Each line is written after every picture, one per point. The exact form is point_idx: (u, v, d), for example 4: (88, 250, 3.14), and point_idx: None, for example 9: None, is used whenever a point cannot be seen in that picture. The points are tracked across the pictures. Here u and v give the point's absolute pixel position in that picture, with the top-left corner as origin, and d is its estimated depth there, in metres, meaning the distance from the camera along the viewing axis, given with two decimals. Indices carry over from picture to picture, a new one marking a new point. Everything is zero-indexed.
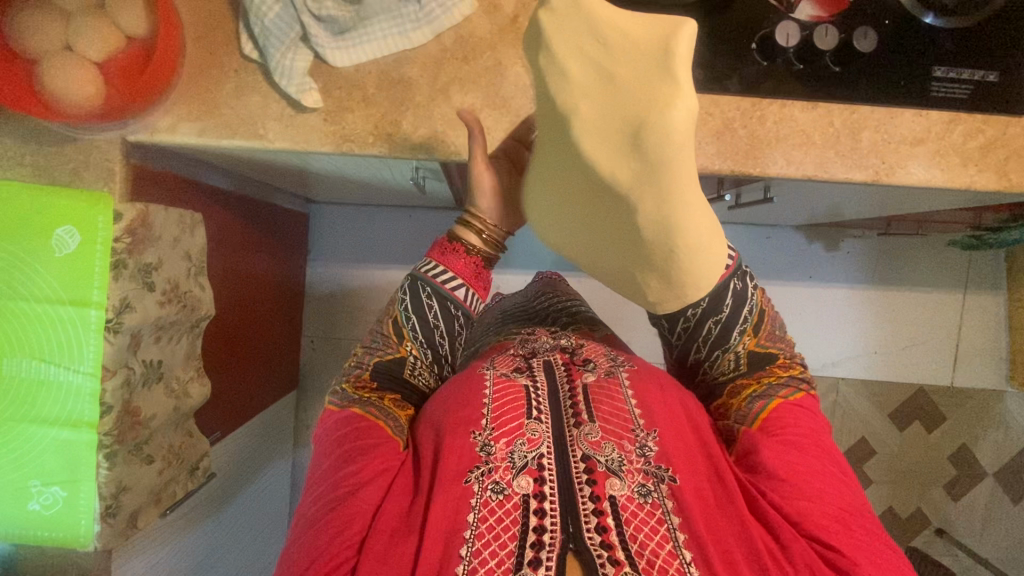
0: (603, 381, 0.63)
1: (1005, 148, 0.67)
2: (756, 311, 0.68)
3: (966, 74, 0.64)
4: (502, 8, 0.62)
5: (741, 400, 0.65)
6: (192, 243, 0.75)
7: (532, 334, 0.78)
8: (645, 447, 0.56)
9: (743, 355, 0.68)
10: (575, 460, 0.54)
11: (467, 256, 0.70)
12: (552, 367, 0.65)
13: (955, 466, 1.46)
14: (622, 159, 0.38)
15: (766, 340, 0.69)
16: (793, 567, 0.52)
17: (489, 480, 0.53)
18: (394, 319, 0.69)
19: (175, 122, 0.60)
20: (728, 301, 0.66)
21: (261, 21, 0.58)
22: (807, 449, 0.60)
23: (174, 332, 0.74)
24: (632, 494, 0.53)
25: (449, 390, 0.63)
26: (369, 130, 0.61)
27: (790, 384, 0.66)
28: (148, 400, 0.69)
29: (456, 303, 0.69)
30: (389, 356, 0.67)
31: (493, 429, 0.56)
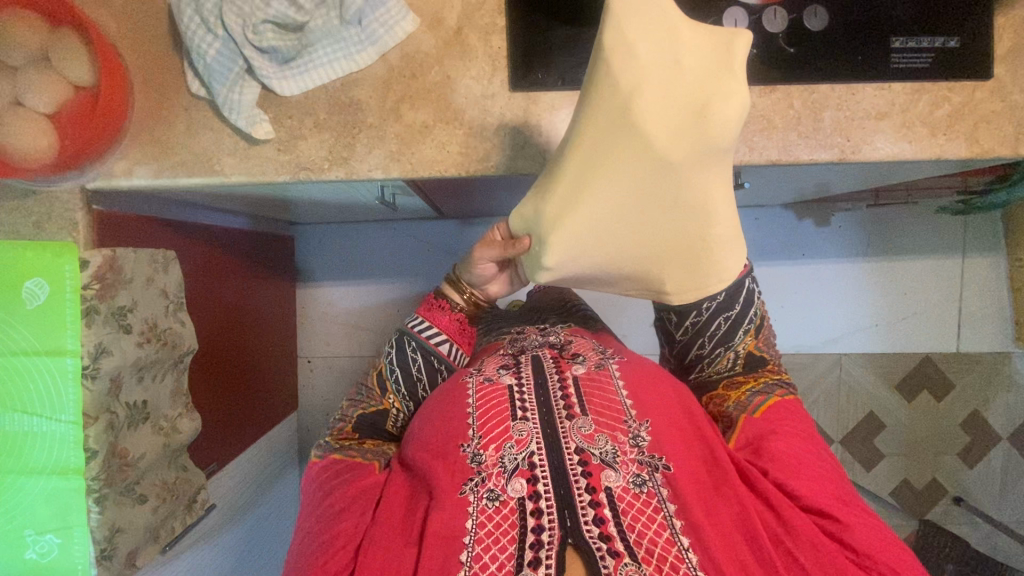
0: (593, 374, 0.62)
1: (974, 114, 0.65)
2: (761, 316, 0.68)
3: (925, 42, 0.63)
4: (445, 21, 0.61)
5: (740, 392, 0.65)
6: (168, 281, 0.75)
7: (522, 333, 0.77)
8: (638, 436, 0.56)
9: (741, 357, 0.68)
10: (569, 452, 0.54)
11: (452, 314, 0.73)
12: (541, 360, 0.64)
13: (968, 433, 1.44)
14: (686, 130, 0.46)
15: (763, 344, 0.70)
16: (795, 543, 0.52)
17: (484, 489, 0.53)
18: (379, 371, 0.72)
19: (131, 167, 0.61)
20: (737, 303, 0.64)
21: (202, 59, 0.57)
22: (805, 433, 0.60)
23: (157, 371, 0.74)
24: (627, 485, 0.53)
25: (437, 397, 0.63)
26: (324, 156, 0.61)
27: (783, 387, 0.66)
28: (136, 441, 0.69)
29: (439, 357, 0.71)
30: (372, 409, 0.70)
31: (481, 437, 0.56)
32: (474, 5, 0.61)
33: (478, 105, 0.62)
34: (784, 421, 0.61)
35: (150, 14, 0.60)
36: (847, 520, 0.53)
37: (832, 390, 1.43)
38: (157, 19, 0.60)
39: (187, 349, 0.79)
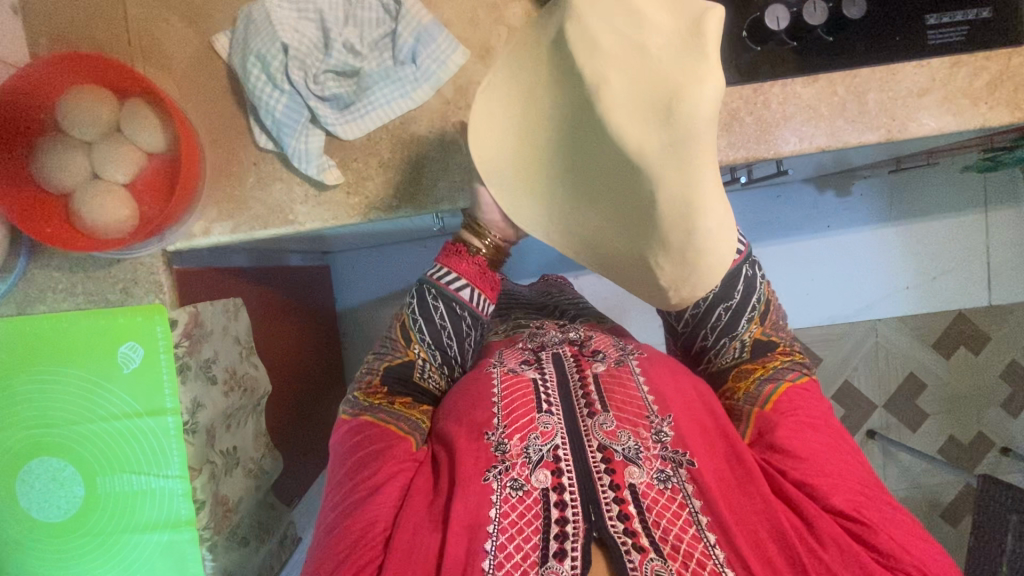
0: (614, 370, 0.64)
1: (1012, 80, 0.66)
2: (764, 301, 0.69)
3: (959, 16, 0.65)
4: (493, 50, 0.63)
5: (749, 383, 0.65)
6: (239, 327, 0.77)
7: (542, 327, 0.76)
8: (661, 431, 0.57)
9: (748, 344, 0.68)
10: (593, 449, 0.55)
11: (471, 257, 0.69)
12: (562, 360, 0.65)
13: (1007, 382, 1.46)
14: (652, 132, 0.41)
15: (770, 330, 0.69)
16: (821, 543, 0.52)
17: (508, 477, 0.53)
18: (401, 321, 0.69)
19: (208, 225, 0.62)
20: (738, 290, 0.66)
21: (271, 114, 0.59)
22: (824, 429, 0.61)
23: (241, 416, 0.76)
24: (652, 480, 0.53)
25: (461, 398, 0.63)
26: (392, 194, 0.63)
27: (794, 368, 0.65)
28: (233, 486, 0.72)
29: (462, 303, 0.68)
30: (398, 360, 0.67)
31: (506, 426, 0.56)
32: (520, 31, 0.63)
33: None
34: (802, 415, 0.61)
35: (211, 76, 0.61)
36: (872, 521, 0.54)
37: (872, 356, 1.45)
38: (219, 81, 0.61)
39: (263, 392, 0.81)
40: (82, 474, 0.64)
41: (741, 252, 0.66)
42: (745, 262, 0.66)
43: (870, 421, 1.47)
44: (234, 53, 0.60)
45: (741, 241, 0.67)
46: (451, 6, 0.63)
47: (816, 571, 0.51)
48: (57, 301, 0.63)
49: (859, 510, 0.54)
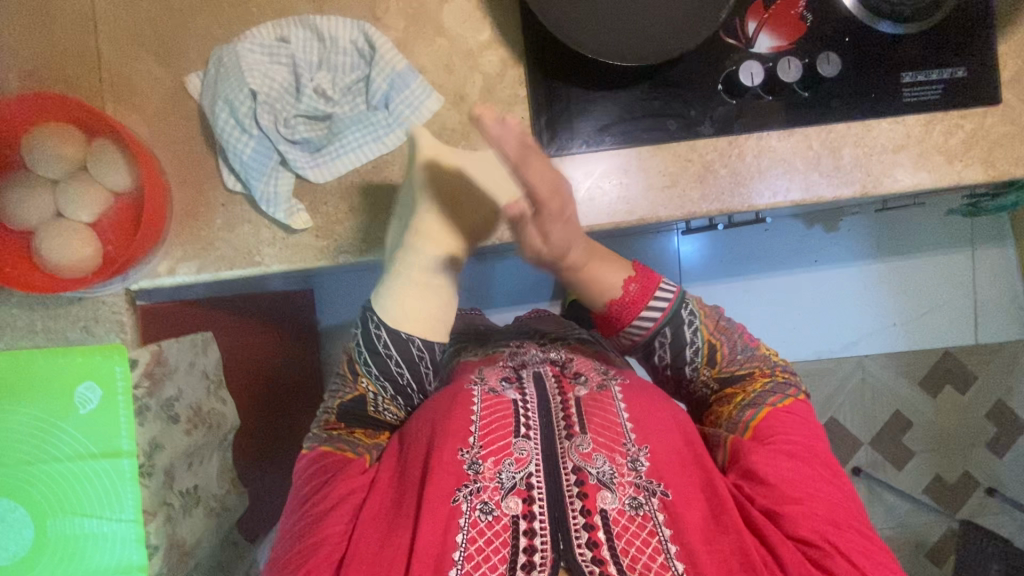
0: (595, 396, 0.62)
1: (986, 139, 0.67)
2: (704, 346, 0.68)
3: (934, 75, 0.66)
4: (467, 97, 0.63)
5: (730, 409, 0.66)
6: (207, 361, 0.76)
7: (521, 346, 0.74)
8: (637, 461, 0.56)
9: (708, 381, 0.69)
10: (567, 473, 0.53)
11: None
12: (545, 378, 0.64)
13: (994, 422, 1.45)
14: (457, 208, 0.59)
15: (728, 362, 0.69)
16: None
17: (478, 499, 0.52)
18: (349, 356, 0.65)
19: (173, 265, 0.61)
20: (670, 336, 0.67)
21: (238, 157, 0.58)
22: (800, 457, 0.60)
23: (205, 453, 0.74)
24: (622, 506, 0.53)
25: (437, 411, 0.60)
26: (361, 238, 0.62)
27: (776, 392, 0.66)
28: (191, 527, 0.71)
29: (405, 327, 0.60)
30: (348, 396, 0.64)
31: (481, 447, 0.55)
32: (495, 79, 0.63)
33: None
34: (784, 447, 0.60)
35: (181, 116, 0.61)
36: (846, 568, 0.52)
37: (858, 393, 1.44)
38: (189, 122, 0.61)
39: (230, 427, 0.79)
40: (29, 517, 0.60)
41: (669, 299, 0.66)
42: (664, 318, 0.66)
43: (855, 458, 1.45)
44: (204, 95, 0.59)
45: (662, 295, 0.67)
46: (426, 51, 0.62)
47: None
48: (16, 337, 0.62)
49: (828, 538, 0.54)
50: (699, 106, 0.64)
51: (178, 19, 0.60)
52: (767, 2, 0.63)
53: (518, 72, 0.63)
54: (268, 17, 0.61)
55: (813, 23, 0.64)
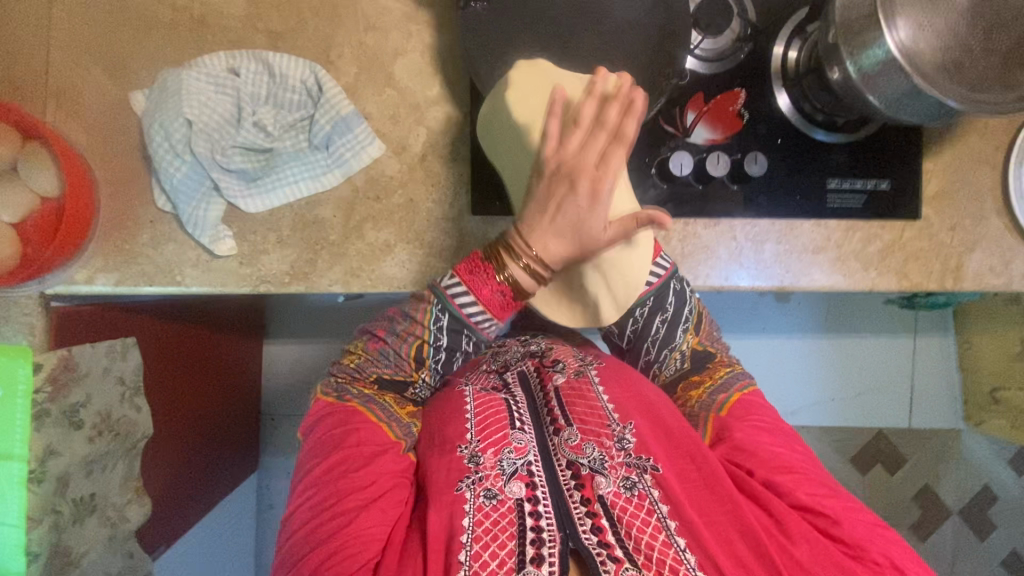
0: (574, 383, 0.62)
1: (902, 251, 0.71)
2: (697, 311, 0.68)
3: (859, 184, 0.69)
4: (410, 148, 0.64)
5: (700, 391, 0.64)
6: (126, 367, 0.75)
7: (504, 345, 0.74)
8: (624, 439, 0.55)
9: (688, 354, 0.68)
10: (562, 465, 0.53)
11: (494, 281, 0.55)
12: (527, 376, 0.65)
13: (920, 507, 1.47)
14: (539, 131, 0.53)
15: (705, 338, 0.69)
16: (795, 545, 0.50)
17: (481, 487, 0.51)
18: (417, 339, 0.59)
19: (92, 274, 0.61)
20: (670, 303, 0.64)
21: (170, 181, 0.59)
22: (774, 429, 0.59)
23: (109, 461, 0.73)
24: (619, 489, 0.51)
25: (431, 411, 0.61)
26: (285, 270, 0.63)
27: (744, 377, 0.65)
28: (80, 536, 0.70)
29: (470, 329, 0.57)
30: (399, 377, 0.61)
31: (478, 440, 0.54)
32: (439, 134, 0.64)
33: (441, 226, 0.64)
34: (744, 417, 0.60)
35: (121, 129, 0.61)
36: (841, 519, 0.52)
37: None
38: (127, 136, 0.61)
39: (141, 435, 0.78)
40: None
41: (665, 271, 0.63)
42: (673, 278, 0.64)
43: None
44: (145, 116, 0.60)
45: (663, 260, 0.64)
46: (375, 99, 0.64)
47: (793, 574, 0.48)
48: None
49: (824, 504, 0.53)
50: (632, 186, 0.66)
51: (132, 35, 0.61)
52: (707, 97, 0.67)
53: (462, 130, 0.64)
54: (223, 45, 0.62)
55: (749, 121, 0.67)
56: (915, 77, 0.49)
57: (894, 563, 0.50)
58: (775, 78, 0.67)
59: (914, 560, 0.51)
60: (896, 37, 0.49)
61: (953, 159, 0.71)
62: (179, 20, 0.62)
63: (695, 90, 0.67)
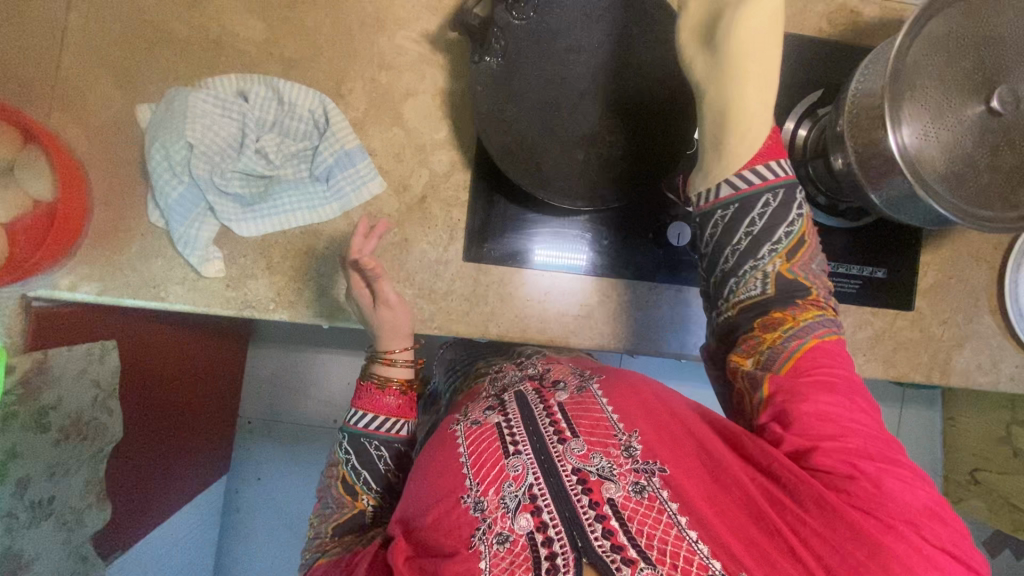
0: (577, 397, 0.53)
1: (892, 340, 0.70)
2: (797, 233, 0.55)
3: (855, 270, 0.70)
4: (410, 188, 0.64)
5: (773, 334, 0.52)
6: (102, 370, 0.74)
7: (501, 370, 0.65)
8: (632, 447, 0.47)
9: (771, 277, 0.54)
10: (566, 475, 0.45)
11: (379, 391, 0.60)
12: (524, 394, 0.54)
13: None
14: (703, 63, 0.55)
15: (801, 267, 0.55)
16: (812, 515, 0.42)
17: (492, 534, 0.44)
18: (340, 476, 0.59)
19: (75, 281, 0.60)
20: (759, 213, 0.54)
21: (165, 199, 0.59)
22: (831, 384, 0.49)
23: (72, 464, 0.72)
24: (628, 494, 0.44)
25: (423, 455, 0.54)
26: (271, 297, 0.62)
27: (823, 324, 0.53)
28: (34, 540, 0.68)
29: (373, 438, 0.59)
30: (346, 516, 0.58)
31: (477, 480, 0.47)
32: (441, 178, 0.64)
33: (433, 268, 0.64)
34: (817, 370, 0.49)
35: (124, 140, 0.61)
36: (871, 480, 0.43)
37: None
38: (130, 148, 0.61)
39: (110, 440, 0.77)
40: None
41: (768, 175, 0.54)
42: (765, 190, 0.54)
43: None
44: (148, 132, 0.60)
45: (751, 173, 0.54)
46: (381, 136, 0.64)
47: (817, 551, 0.41)
48: None
49: (852, 463, 0.44)
50: (628, 248, 0.67)
51: (145, 48, 0.61)
52: None
53: (465, 176, 0.65)
54: (235, 67, 0.62)
55: None
56: (917, 186, 0.49)
57: (912, 521, 0.42)
58: None
59: (943, 517, 0.43)
60: (901, 144, 0.49)
61: (952, 253, 0.71)
62: (194, 38, 0.62)
63: None
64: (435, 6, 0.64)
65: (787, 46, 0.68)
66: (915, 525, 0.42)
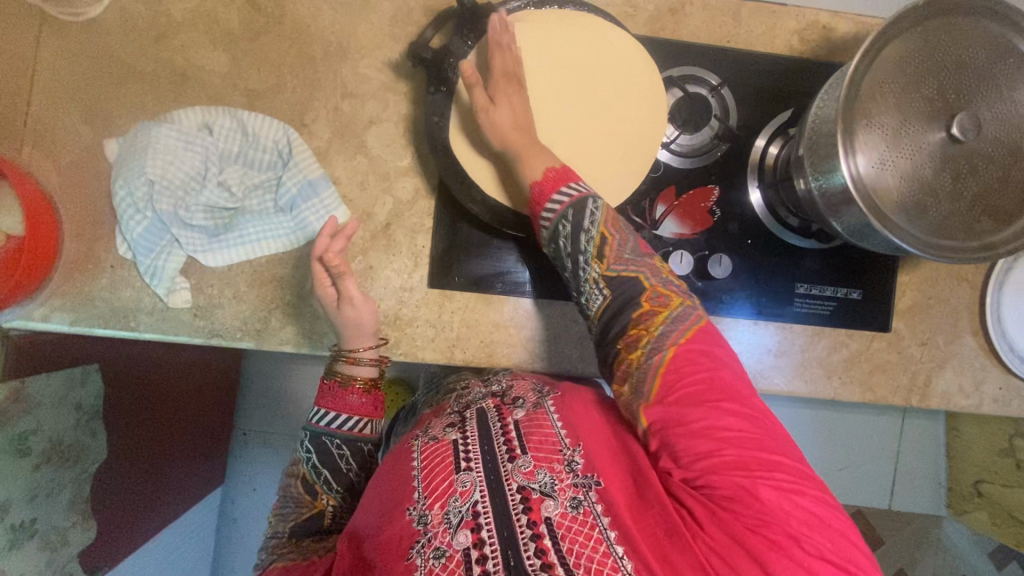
0: (533, 415, 0.51)
1: (869, 362, 0.69)
2: (597, 235, 0.52)
3: (828, 291, 0.68)
4: (374, 215, 0.64)
5: (638, 352, 0.49)
6: (84, 394, 0.76)
7: (467, 386, 0.64)
8: (574, 462, 0.46)
9: (600, 285, 0.51)
10: (510, 493, 0.44)
11: (347, 389, 0.58)
12: (483, 411, 0.53)
13: None
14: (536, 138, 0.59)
15: (619, 262, 0.51)
16: (712, 531, 0.41)
17: (430, 549, 0.42)
18: (301, 475, 0.56)
19: (48, 312, 0.61)
20: (560, 224, 0.53)
21: (131, 233, 0.61)
22: (714, 395, 0.46)
23: (54, 486, 0.74)
24: (565, 511, 0.43)
25: (379, 471, 0.52)
26: (238, 325, 0.63)
27: (668, 324, 0.49)
28: (17, 563, 0.69)
29: (337, 437, 0.56)
30: (304, 516, 0.55)
31: (424, 493, 0.46)
32: (405, 205, 0.65)
33: (397, 295, 0.65)
34: (679, 382, 0.46)
35: (93, 173, 0.62)
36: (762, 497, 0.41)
37: None
38: (98, 181, 0.62)
39: (94, 460, 0.79)
40: None
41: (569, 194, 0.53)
42: (576, 205, 0.52)
43: None
44: (114, 167, 0.62)
45: (560, 195, 0.53)
46: (345, 164, 0.64)
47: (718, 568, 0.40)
48: None
49: (739, 479, 0.42)
50: None
51: (114, 83, 0.63)
52: (678, 191, 0.66)
53: (429, 203, 0.65)
54: (201, 99, 0.63)
55: (720, 219, 0.67)
56: (871, 216, 0.48)
57: (794, 534, 0.40)
58: (752, 172, 0.67)
59: (833, 526, 0.42)
60: (855, 174, 0.48)
61: (931, 273, 0.69)
62: (160, 71, 0.63)
63: (668, 184, 0.66)
64: (397, 34, 0.64)
65: (757, 64, 0.67)
66: (798, 540, 0.40)
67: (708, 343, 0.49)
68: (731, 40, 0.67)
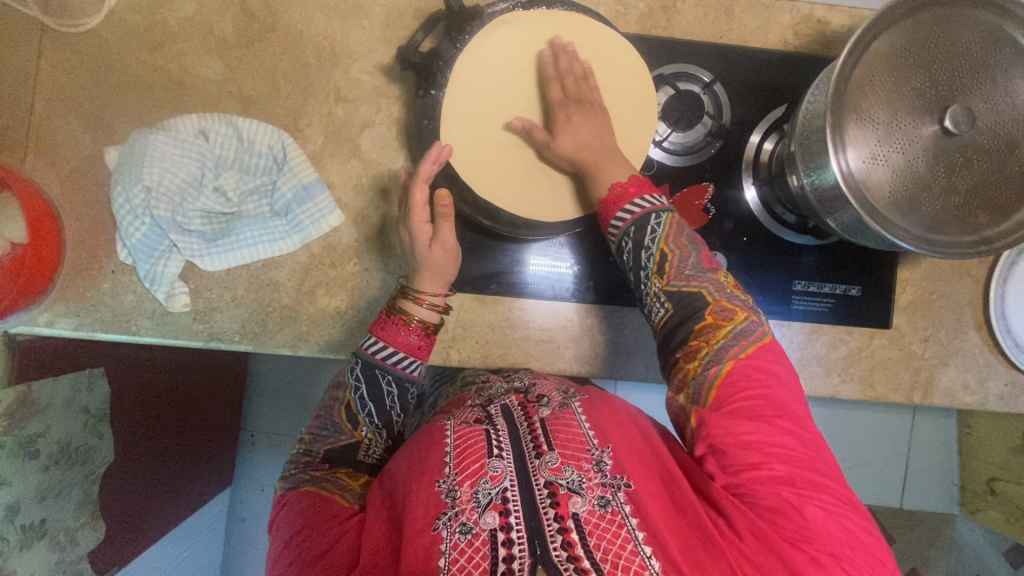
0: (559, 413, 0.49)
1: (869, 358, 0.68)
2: (659, 245, 0.52)
3: (826, 288, 0.68)
4: (369, 218, 0.65)
5: (694, 363, 0.49)
6: (91, 398, 0.78)
7: (487, 381, 0.61)
8: (603, 463, 0.44)
9: (658, 300, 0.52)
10: (538, 487, 0.42)
11: (407, 328, 0.56)
12: (510, 408, 0.50)
13: None
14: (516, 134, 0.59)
15: (679, 278, 0.52)
16: (750, 543, 0.41)
17: (457, 524, 0.40)
18: (345, 402, 0.56)
19: (52, 317, 0.63)
20: (624, 237, 0.54)
21: (131, 239, 0.62)
22: (767, 413, 0.45)
23: (64, 487, 0.75)
24: (593, 509, 0.41)
25: (401, 450, 0.50)
26: (236, 328, 0.64)
27: (723, 344, 0.49)
28: (27, 562, 0.71)
29: (390, 374, 0.55)
30: (341, 442, 0.55)
31: (455, 469, 0.43)
32: None
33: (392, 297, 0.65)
34: (736, 398, 0.46)
35: (94, 180, 0.64)
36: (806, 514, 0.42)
37: None
38: (100, 189, 0.64)
39: (102, 461, 0.80)
40: None
41: (644, 205, 0.53)
42: (645, 218, 0.53)
43: None
44: (115, 175, 0.63)
45: (624, 211, 0.54)
46: (339, 168, 0.65)
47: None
48: None
49: (784, 494, 0.42)
50: (590, 272, 0.67)
51: (113, 93, 0.64)
52: (672, 189, 0.66)
53: None
54: (198, 107, 0.64)
55: (715, 216, 0.66)
56: (864, 214, 0.47)
57: (835, 554, 0.41)
58: (747, 169, 0.66)
59: (871, 553, 0.42)
60: (845, 170, 0.48)
61: (932, 268, 0.68)
62: (159, 80, 0.64)
63: (661, 183, 0.66)
64: (389, 38, 0.64)
65: (751, 59, 0.66)
66: (838, 558, 0.41)
67: (770, 361, 0.49)
68: (724, 36, 0.67)
